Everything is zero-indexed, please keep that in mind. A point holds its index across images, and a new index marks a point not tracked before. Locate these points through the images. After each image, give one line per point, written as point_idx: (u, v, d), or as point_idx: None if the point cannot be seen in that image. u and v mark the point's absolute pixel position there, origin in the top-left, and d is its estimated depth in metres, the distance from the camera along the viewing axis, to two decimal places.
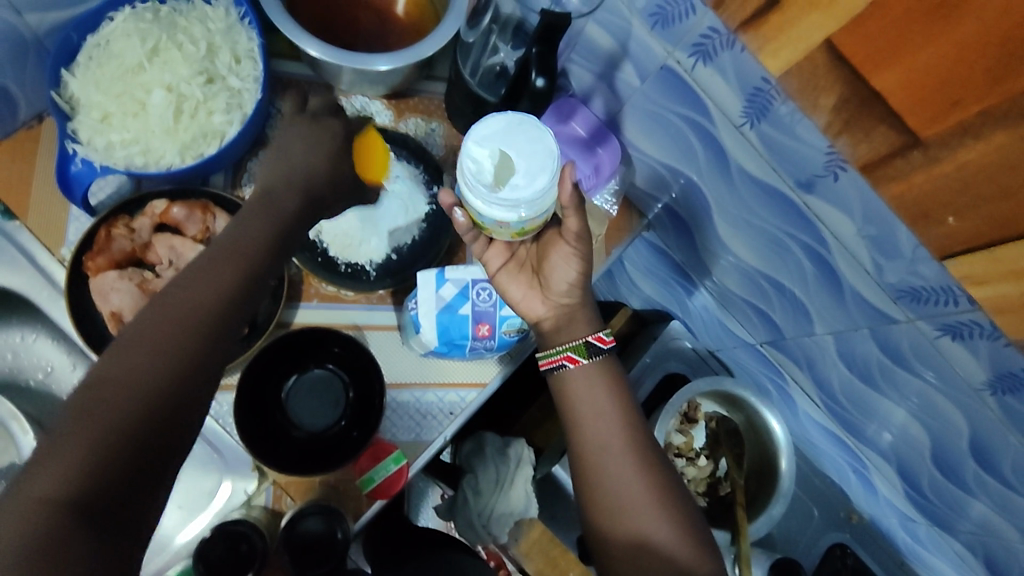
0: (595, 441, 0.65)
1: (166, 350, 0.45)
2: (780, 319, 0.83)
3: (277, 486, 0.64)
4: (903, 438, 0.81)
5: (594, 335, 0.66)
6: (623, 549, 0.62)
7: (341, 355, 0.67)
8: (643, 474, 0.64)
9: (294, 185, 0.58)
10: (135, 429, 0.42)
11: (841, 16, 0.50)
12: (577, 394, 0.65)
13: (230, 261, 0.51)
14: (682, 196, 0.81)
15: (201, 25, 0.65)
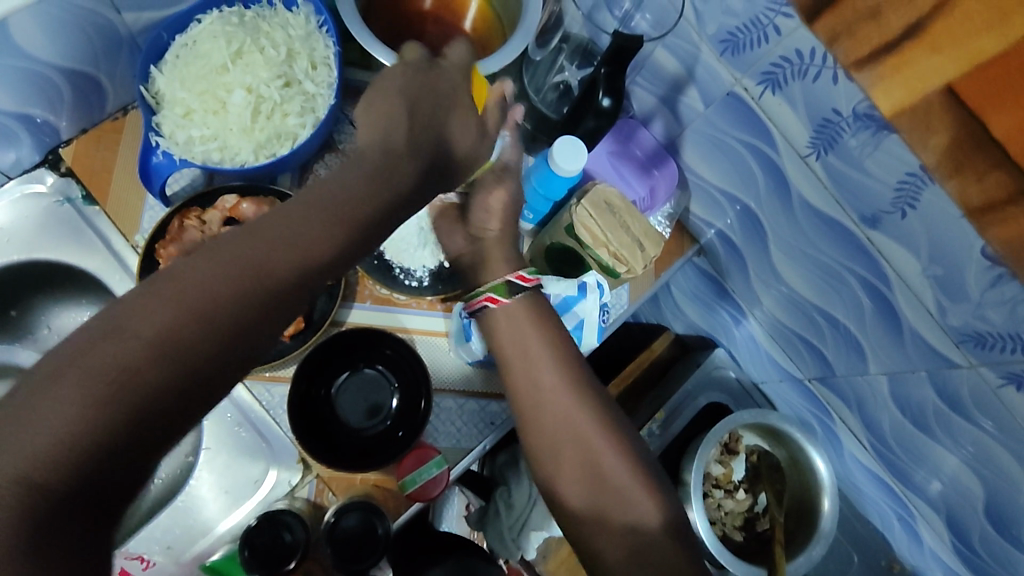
0: (527, 387, 0.60)
1: (120, 404, 0.36)
2: (831, 355, 0.81)
3: (320, 480, 0.67)
4: (954, 487, 0.78)
5: (514, 274, 0.62)
6: (572, 482, 0.58)
7: (390, 357, 0.68)
8: (584, 405, 0.59)
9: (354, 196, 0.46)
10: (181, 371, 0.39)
11: (967, 57, 0.47)
12: (501, 338, 0.61)
13: (235, 280, 0.41)
14: (737, 223, 0.81)
15: (282, 31, 0.68)
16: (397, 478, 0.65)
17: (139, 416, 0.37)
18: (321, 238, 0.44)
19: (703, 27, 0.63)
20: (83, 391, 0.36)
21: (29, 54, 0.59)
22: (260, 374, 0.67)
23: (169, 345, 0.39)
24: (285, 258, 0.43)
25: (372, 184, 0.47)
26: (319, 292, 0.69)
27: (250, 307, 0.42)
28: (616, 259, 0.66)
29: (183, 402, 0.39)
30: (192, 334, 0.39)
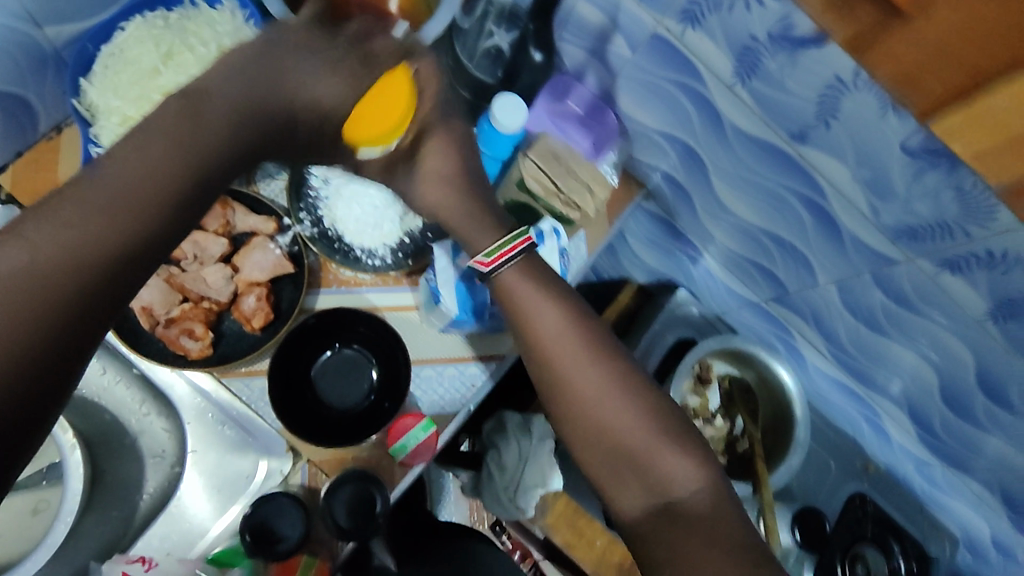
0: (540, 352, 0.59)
1: (51, 295, 0.42)
2: (783, 276, 0.86)
3: (312, 465, 0.68)
4: (912, 380, 0.84)
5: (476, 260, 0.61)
6: (595, 451, 0.57)
7: (363, 334, 0.69)
8: (594, 364, 0.58)
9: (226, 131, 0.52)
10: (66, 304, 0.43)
11: None
12: (510, 298, 0.60)
13: (110, 205, 0.46)
14: (680, 164, 0.84)
15: (210, 28, 0.68)
16: (388, 445, 0.67)
17: (80, 280, 0.44)
18: (195, 156, 0.50)
19: None
20: (31, 261, 0.43)
21: None
22: (235, 369, 0.68)
23: (81, 250, 0.44)
24: (181, 163, 0.50)
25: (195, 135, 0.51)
26: (285, 282, 0.71)
27: (147, 222, 0.47)
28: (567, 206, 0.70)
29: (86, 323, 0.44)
30: (101, 234, 0.45)
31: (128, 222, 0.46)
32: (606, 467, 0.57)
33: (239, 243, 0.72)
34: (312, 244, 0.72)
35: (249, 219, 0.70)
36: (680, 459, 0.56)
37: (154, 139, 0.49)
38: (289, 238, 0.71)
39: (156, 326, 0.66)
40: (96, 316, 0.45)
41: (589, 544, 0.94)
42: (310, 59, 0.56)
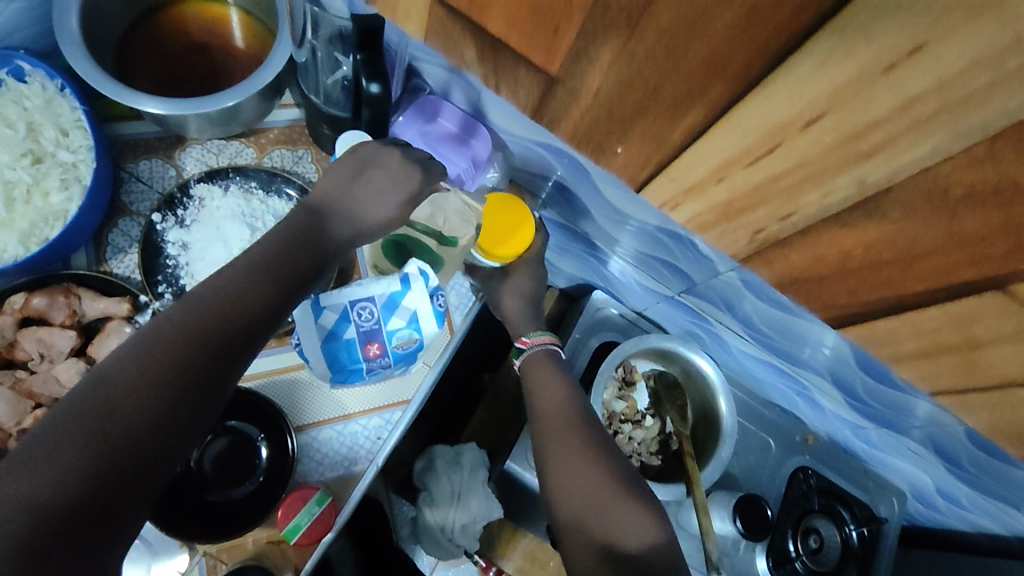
0: (548, 410, 0.69)
1: (115, 422, 0.43)
2: (687, 269, 0.83)
3: (210, 556, 0.63)
4: (832, 356, 0.82)
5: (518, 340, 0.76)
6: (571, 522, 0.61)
7: (236, 410, 0.65)
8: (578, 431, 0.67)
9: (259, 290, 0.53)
10: (128, 435, 0.43)
11: None
12: (534, 376, 0.73)
13: (172, 340, 0.47)
14: (566, 177, 0.78)
15: (15, 105, 0.62)
16: (281, 527, 0.62)
17: (156, 418, 0.45)
18: (240, 310, 0.51)
19: None
20: (112, 394, 0.44)
21: None
22: None
23: (147, 385, 0.45)
24: (246, 303, 0.52)
25: (257, 275, 0.53)
26: None
27: (204, 354, 0.48)
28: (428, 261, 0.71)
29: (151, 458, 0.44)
30: (167, 367, 0.46)
31: (186, 359, 0.47)
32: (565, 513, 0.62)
33: (93, 329, 0.66)
34: None
35: (99, 303, 0.64)
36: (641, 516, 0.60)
37: (247, 276, 0.53)
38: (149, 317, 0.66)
39: (9, 439, 0.62)
40: (159, 452, 0.45)
41: (542, 566, 0.92)
42: (392, 176, 0.63)
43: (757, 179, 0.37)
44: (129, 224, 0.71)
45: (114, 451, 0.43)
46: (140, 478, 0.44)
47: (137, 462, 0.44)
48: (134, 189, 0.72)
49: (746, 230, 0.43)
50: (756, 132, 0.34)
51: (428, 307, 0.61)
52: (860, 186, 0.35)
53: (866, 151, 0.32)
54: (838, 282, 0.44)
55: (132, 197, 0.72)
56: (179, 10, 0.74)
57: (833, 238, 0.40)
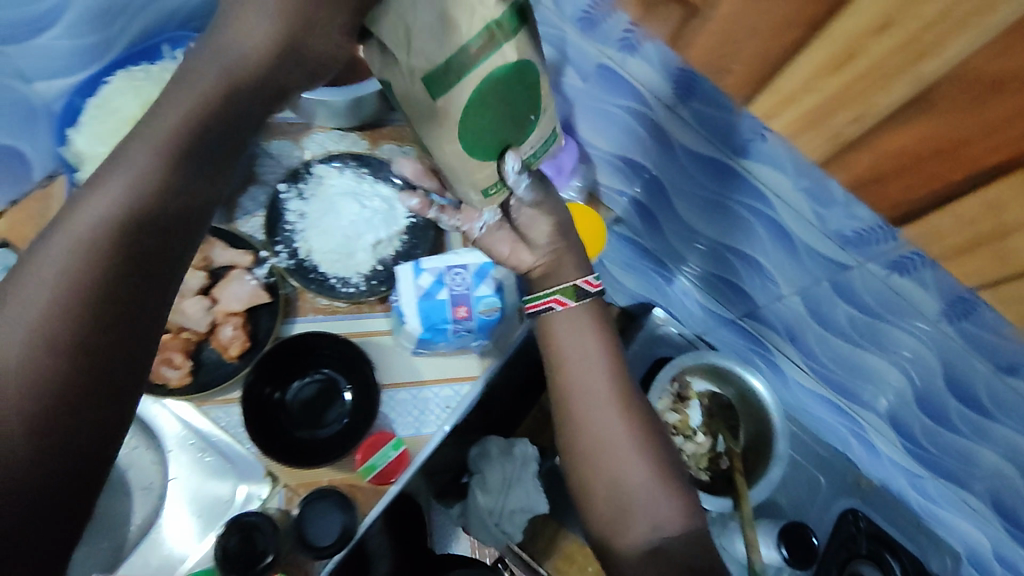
0: (574, 378, 0.62)
1: (16, 356, 0.40)
2: (752, 290, 0.87)
3: (288, 488, 0.70)
4: (894, 395, 0.84)
5: (581, 279, 0.63)
6: (604, 501, 0.60)
7: (328, 358, 0.73)
8: (616, 404, 0.61)
9: (101, 229, 0.43)
10: (48, 362, 0.40)
11: None
12: (573, 337, 0.62)
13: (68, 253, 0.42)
14: (645, 191, 0.86)
15: None
16: (358, 466, 0.70)
17: (64, 334, 0.41)
18: (127, 199, 0.44)
19: (562, 11, 0.68)
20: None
21: None
22: (212, 399, 0.71)
23: (45, 309, 0.41)
24: (135, 188, 0.44)
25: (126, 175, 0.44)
26: (262, 311, 0.73)
27: (102, 257, 0.43)
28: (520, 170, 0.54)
29: (85, 375, 0.41)
30: (64, 282, 0.42)
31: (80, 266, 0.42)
32: (600, 489, 0.60)
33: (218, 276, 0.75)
34: (287, 276, 0.76)
35: (227, 253, 0.74)
36: (670, 507, 0.59)
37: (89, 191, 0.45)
38: (266, 270, 0.75)
39: None
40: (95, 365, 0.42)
41: (579, 569, 0.94)
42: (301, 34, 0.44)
43: (842, 84, 0.46)
44: (260, 191, 0.81)
45: (35, 388, 0.40)
46: (88, 395, 0.41)
47: (73, 385, 0.41)
48: (265, 164, 0.81)
49: (832, 134, 0.51)
50: (840, 42, 0.43)
51: (512, 279, 0.68)
52: (917, 86, 0.43)
53: (926, 46, 0.40)
54: (900, 178, 0.50)
55: (264, 170, 0.81)
56: None
57: (894, 134, 0.47)
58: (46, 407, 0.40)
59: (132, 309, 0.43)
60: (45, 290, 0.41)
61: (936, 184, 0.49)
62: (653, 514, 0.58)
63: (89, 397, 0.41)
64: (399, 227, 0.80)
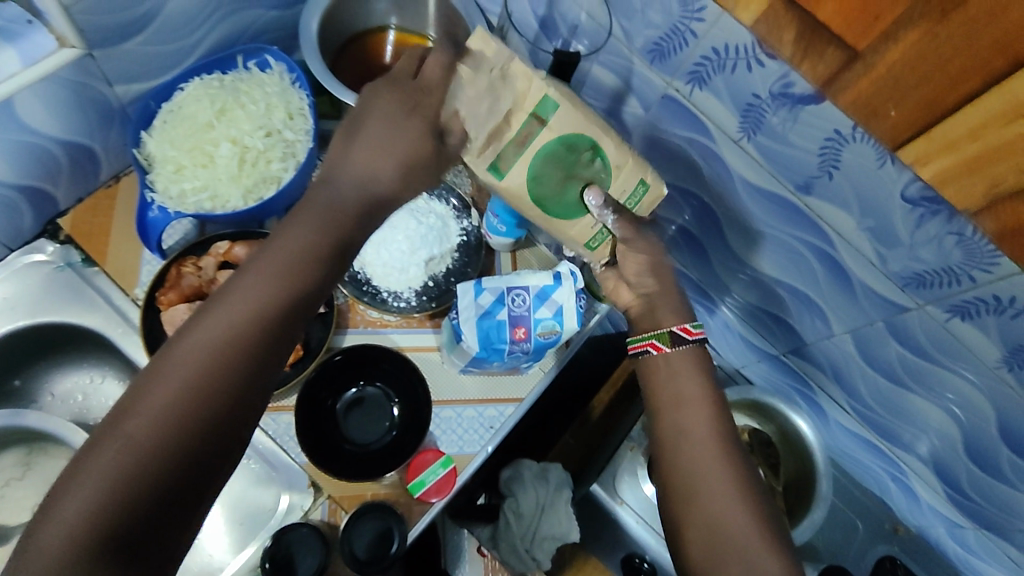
0: (674, 418, 0.61)
1: (176, 401, 0.44)
2: (800, 327, 0.86)
3: (331, 500, 0.70)
4: (940, 442, 0.82)
5: (679, 325, 0.64)
6: (703, 544, 0.55)
7: (387, 372, 0.74)
8: (721, 447, 0.59)
9: (273, 286, 0.50)
10: (197, 416, 0.45)
11: None
12: (674, 377, 0.62)
13: (234, 325, 0.48)
14: (695, 220, 0.84)
15: (260, 89, 0.75)
16: (407, 482, 0.70)
17: (217, 394, 0.46)
18: (287, 291, 0.50)
19: (631, 41, 0.68)
20: (169, 380, 0.45)
21: (29, 127, 0.65)
22: (264, 404, 0.71)
23: (208, 371, 0.46)
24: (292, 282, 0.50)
25: (281, 263, 0.51)
26: (313, 321, 0.73)
27: (259, 338, 0.48)
28: (605, 203, 0.61)
29: (220, 435, 0.46)
30: (223, 352, 0.47)
31: (243, 341, 0.47)
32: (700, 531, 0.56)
33: None
34: (341, 285, 0.77)
35: None
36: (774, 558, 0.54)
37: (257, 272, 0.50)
38: None
39: None
40: (228, 431, 0.46)
41: None
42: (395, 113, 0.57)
43: (1012, 135, 0.48)
44: None
45: (186, 435, 0.44)
46: (214, 456, 0.45)
47: (210, 437, 0.45)
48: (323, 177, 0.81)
49: (986, 184, 0.52)
50: (1019, 98, 0.46)
51: (573, 303, 0.68)
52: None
53: None
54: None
55: None
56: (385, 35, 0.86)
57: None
58: (184, 457, 0.44)
59: (272, 360, 0.49)
60: (207, 354, 0.46)
61: None
62: (750, 560, 0.53)
63: (216, 433, 0.45)
64: (454, 244, 0.80)
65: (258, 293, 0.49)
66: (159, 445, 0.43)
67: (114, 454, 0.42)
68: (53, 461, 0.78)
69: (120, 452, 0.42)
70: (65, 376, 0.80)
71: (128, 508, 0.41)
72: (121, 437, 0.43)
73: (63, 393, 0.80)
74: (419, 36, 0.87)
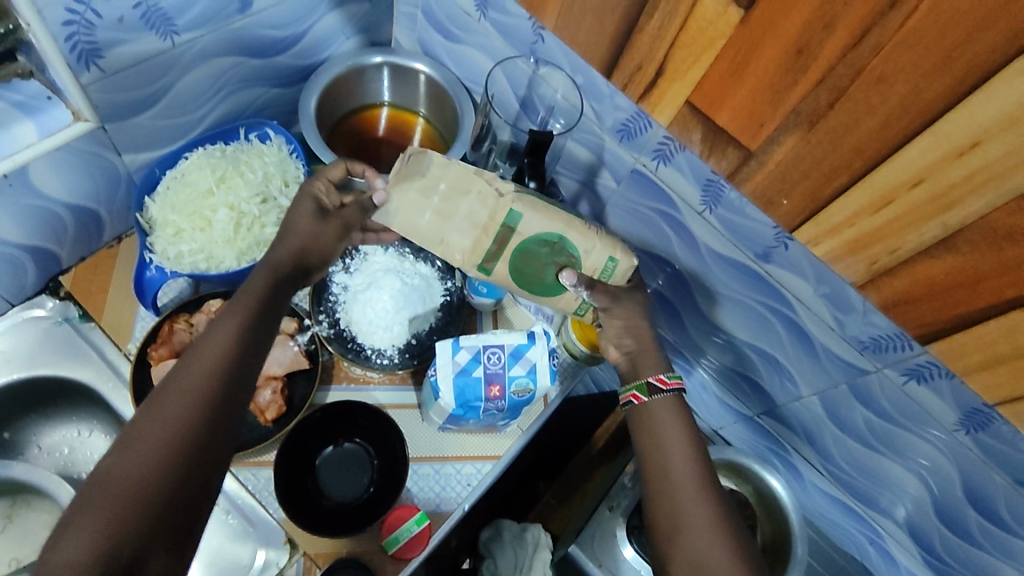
0: (654, 457, 0.62)
1: (162, 429, 0.49)
2: (770, 388, 0.89)
3: (306, 557, 0.72)
4: (914, 506, 0.83)
5: (655, 376, 0.66)
6: None
7: (366, 428, 0.76)
8: (709, 493, 0.59)
9: (249, 329, 0.57)
10: (183, 438, 0.49)
11: (807, 81, 0.51)
12: (656, 426, 0.63)
13: (209, 361, 0.53)
14: (667, 285, 0.88)
15: (259, 159, 0.81)
16: (382, 539, 0.72)
17: (198, 418, 0.50)
18: (246, 330, 0.56)
19: (602, 122, 0.75)
20: (154, 414, 0.49)
21: (41, 192, 0.70)
22: (245, 459, 0.73)
23: (188, 401, 0.51)
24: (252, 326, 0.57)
25: (241, 310, 0.57)
26: (298, 377, 0.77)
27: (228, 368, 0.53)
28: (580, 282, 0.64)
29: (205, 454, 0.49)
30: (201, 384, 0.52)
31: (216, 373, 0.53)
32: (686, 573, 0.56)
33: None
34: (327, 343, 0.79)
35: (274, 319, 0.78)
36: None
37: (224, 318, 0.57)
38: (308, 337, 0.78)
39: None
40: (212, 449, 0.50)
41: None
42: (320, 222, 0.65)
43: (881, 221, 0.56)
44: None
45: (172, 453, 0.48)
46: (201, 474, 0.49)
47: (195, 459, 0.49)
48: None
49: (868, 261, 0.60)
50: (879, 189, 0.54)
51: (545, 362, 0.71)
52: (943, 229, 0.53)
53: (949, 202, 0.51)
54: (924, 302, 0.58)
55: None
56: (378, 111, 0.93)
57: (924, 266, 0.56)
58: (173, 476, 0.47)
59: (245, 386, 0.55)
60: (187, 387, 0.51)
61: (949, 315, 0.58)
62: None
63: (206, 459, 0.49)
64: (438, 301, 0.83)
65: (225, 333, 0.55)
66: (151, 467, 0.47)
67: (109, 480, 0.46)
68: (34, 514, 0.79)
69: (115, 478, 0.46)
70: (51, 432, 0.82)
71: (132, 527, 0.44)
72: (117, 466, 0.46)
73: (48, 445, 0.82)
74: (410, 112, 0.94)
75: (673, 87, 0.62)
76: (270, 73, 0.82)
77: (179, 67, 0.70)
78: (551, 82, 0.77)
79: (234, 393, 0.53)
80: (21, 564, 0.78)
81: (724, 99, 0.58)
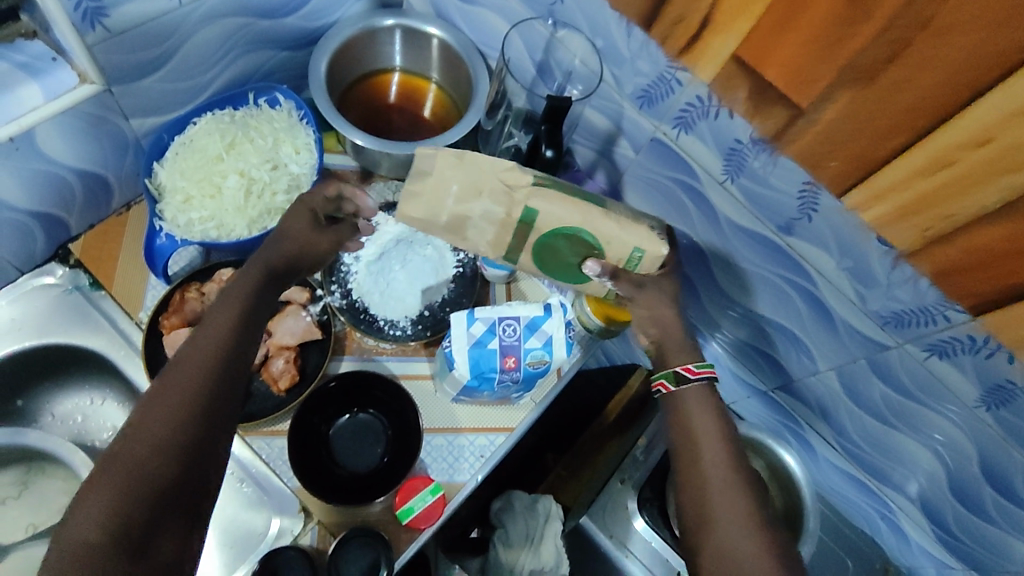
0: (679, 431, 0.61)
1: (170, 403, 0.49)
2: (785, 362, 0.88)
3: (321, 525, 0.72)
4: (927, 482, 0.83)
5: (684, 365, 0.63)
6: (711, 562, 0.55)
7: (380, 399, 0.76)
8: (728, 466, 0.59)
9: (251, 305, 0.57)
10: (190, 412, 0.49)
11: (869, 32, 0.52)
12: (675, 399, 0.63)
13: (213, 337, 0.53)
14: (684, 257, 0.86)
15: (269, 124, 0.79)
16: (396, 508, 0.72)
17: (204, 393, 0.50)
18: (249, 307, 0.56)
19: (622, 88, 0.73)
20: (161, 388, 0.49)
21: (48, 156, 0.68)
22: (260, 428, 0.73)
23: (194, 375, 0.51)
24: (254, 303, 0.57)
25: (244, 287, 0.57)
26: (311, 348, 0.76)
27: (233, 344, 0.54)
28: (605, 272, 0.63)
29: (211, 428, 0.50)
30: (206, 359, 0.52)
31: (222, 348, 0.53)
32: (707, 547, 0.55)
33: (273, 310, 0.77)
34: (339, 313, 0.79)
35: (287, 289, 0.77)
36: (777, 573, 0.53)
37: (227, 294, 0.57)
38: (320, 307, 0.78)
39: None
40: (218, 423, 0.51)
41: None
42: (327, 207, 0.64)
43: (935, 185, 0.55)
44: None
45: (180, 428, 0.48)
46: (208, 448, 0.49)
47: (203, 432, 0.49)
48: None
49: (917, 229, 0.59)
50: (936, 151, 0.54)
51: (562, 335, 0.70)
52: (1003, 195, 0.52)
53: (1013, 162, 0.51)
54: (976, 272, 0.57)
55: None
56: (389, 76, 0.91)
57: (977, 235, 0.56)
58: (182, 449, 0.48)
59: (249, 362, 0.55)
60: (193, 362, 0.51)
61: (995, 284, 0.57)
62: None
63: (211, 435, 0.50)
64: (451, 273, 0.82)
65: (229, 310, 0.55)
66: (159, 441, 0.47)
67: (117, 455, 0.46)
68: (49, 481, 0.79)
69: (124, 452, 0.46)
70: (67, 398, 0.82)
71: (142, 499, 0.45)
72: (124, 441, 0.47)
73: (62, 414, 0.82)
74: (422, 77, 0.91)
75: (716, 42, 0.61)
76: (280, 36, 0.80)
77: (186, 28, 0.68)
78: (569, 46, 0.75)
79: (239, 370, 0.54)
80: (38, 530, 0.79)
81: (771, 54, 0.58)
